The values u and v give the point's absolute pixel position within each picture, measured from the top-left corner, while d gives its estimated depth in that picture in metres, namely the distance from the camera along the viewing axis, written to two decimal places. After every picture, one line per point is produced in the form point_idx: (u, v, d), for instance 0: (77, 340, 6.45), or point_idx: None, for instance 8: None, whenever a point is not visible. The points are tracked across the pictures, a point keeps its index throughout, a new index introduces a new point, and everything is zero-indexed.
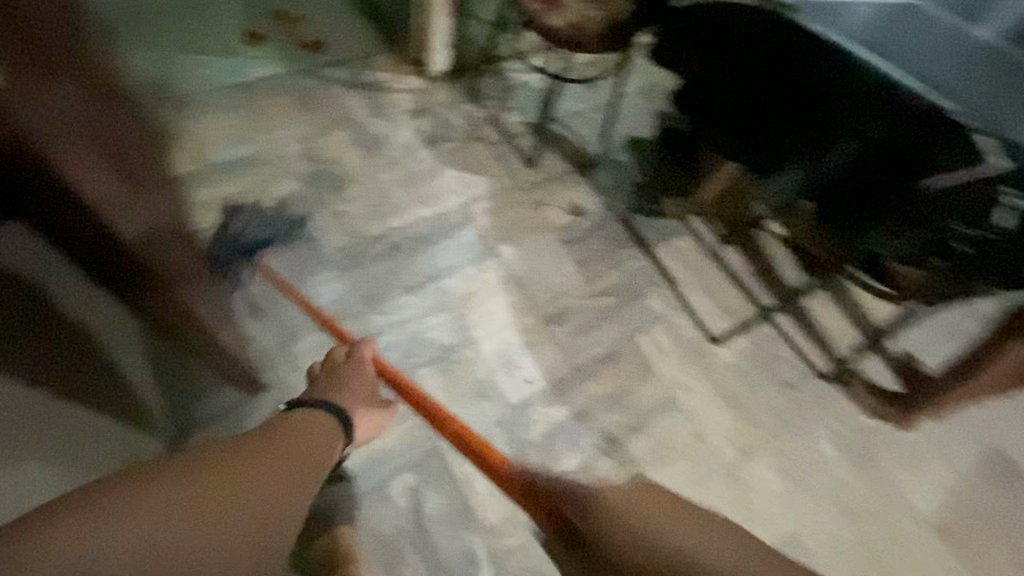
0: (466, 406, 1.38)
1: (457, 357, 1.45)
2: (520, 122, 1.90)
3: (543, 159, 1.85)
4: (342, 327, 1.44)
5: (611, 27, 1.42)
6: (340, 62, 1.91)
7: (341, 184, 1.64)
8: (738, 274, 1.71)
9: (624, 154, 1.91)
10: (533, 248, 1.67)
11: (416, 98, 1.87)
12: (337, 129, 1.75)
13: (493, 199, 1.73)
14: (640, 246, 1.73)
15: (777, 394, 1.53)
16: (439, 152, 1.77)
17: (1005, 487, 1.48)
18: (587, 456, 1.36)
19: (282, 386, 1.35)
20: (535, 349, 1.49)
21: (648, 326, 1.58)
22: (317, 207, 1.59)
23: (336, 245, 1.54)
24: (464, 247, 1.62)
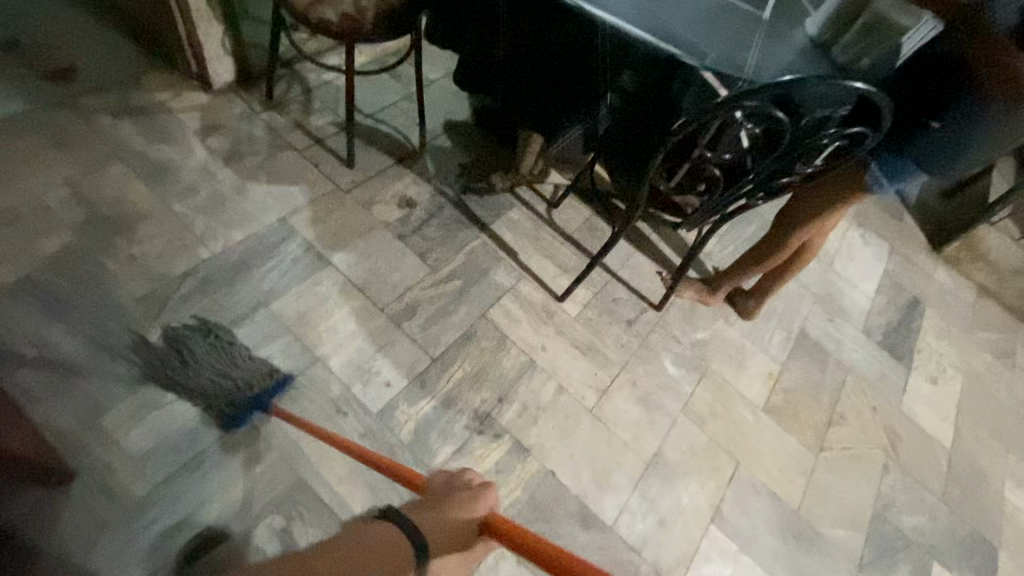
0: (327, 428, 1.32)
1: (305, 380, 1.37)
2: (330, 122, 1.82)
3: (361, 156, 1.79)
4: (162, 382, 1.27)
5: (388, 13, 1.39)
6: (100, 87, 1.66)
7: (128, 224, 1.45)
8: (571, 233, 1.84)
9: (444, 138, 1.92)
10: (367, 248, 1.61)
11: (205, 114, 1.70)
12: (112, 163, 1.53)
13: (314, 207, 1.64)
14: (477, 225, 1.78)
15: (623, 331, 1.68)
16: (244, 168, 1.64)
17: (809, 360, 1.83)
18: (461, 440, 1.38)
19: (97, 467, 1.16)
20: (389, 350, 1.47)
21: (497, 301, 1.64)
22: (103, 255, 1.38)
23: (136, 293, 1.36)
24: (291, 264, 1.52)
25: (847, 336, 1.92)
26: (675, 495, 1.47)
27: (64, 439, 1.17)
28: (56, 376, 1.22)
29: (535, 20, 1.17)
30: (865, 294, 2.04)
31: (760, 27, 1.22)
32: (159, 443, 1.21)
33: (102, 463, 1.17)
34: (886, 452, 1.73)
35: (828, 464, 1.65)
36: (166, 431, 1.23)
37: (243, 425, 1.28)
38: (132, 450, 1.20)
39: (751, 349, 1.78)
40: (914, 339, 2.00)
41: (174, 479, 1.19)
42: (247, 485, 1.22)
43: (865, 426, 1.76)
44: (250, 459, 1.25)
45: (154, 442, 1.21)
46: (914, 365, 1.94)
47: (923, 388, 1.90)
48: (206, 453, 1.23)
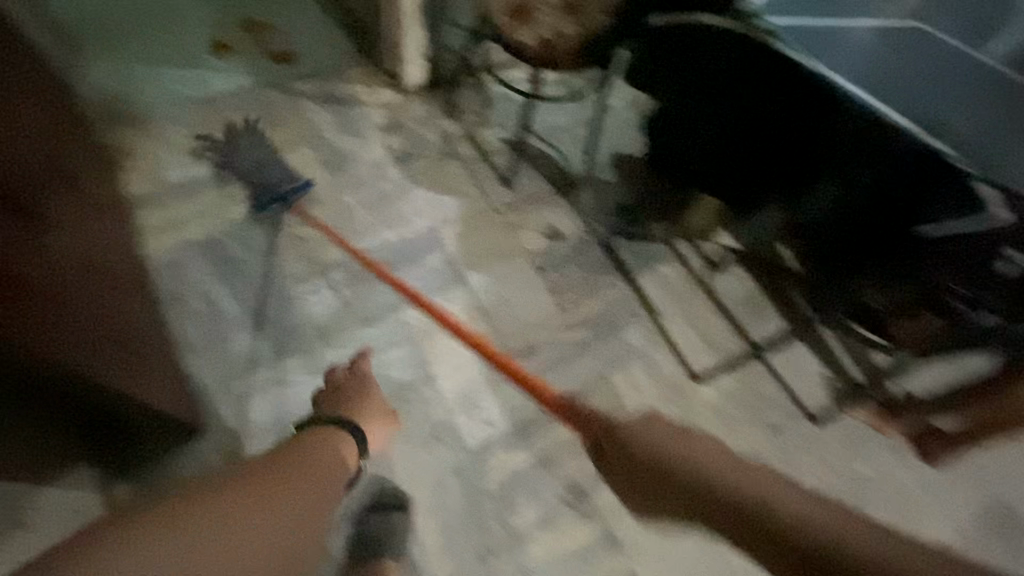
0: (422, 451, 1.29)
1: (413, 396, 1.35)
2: (498, 138, 1.80)
3: (521, 178, 1.75)
4: (293, 362, 1.35)
5: (589, 44, 1.31)
6: (312, 73, 1.82)
7: (302, 204, 1.56)
8: (727, 305, 1.61)
9: (610, 172, 1.80)
10: (503, 275, 1.57)
11: (390, 112, 1.78)
12: (303, 147, 1.67)
13: (464, 221, 1.63)
14: (621, 273, 1.63)
15: (761, 438, 1.43)
16: (410, 171, 1.68)
17: (1010, 545, 1.41)
18: (549, 508, 1.27)
19: (223, 427, 1.27)
20: (499, 388, 1.40)
21: (624, 363, 1.49)
22: (276, 230, 1.51)
23: (293, 272, 1.46)
24: (429, 275, 1.52)
25: None
26: None
27: (205, 393, 1.29)
28: (213, 333, 1.36)
29: (766, 82, 0.97)
30: None
31: None
32: (276, 420, 1.29)
33: (229, 423, 1.27)
34: None
35: None
36: (286, 411, 1.30)
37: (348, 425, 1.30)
38: (254, 420, 1.28)
39: (928, 506, 1.42)
40: None
41: None
42: None
43: None
44: None
45: (273, 419, 1.29)
46: None
47: None
48: None
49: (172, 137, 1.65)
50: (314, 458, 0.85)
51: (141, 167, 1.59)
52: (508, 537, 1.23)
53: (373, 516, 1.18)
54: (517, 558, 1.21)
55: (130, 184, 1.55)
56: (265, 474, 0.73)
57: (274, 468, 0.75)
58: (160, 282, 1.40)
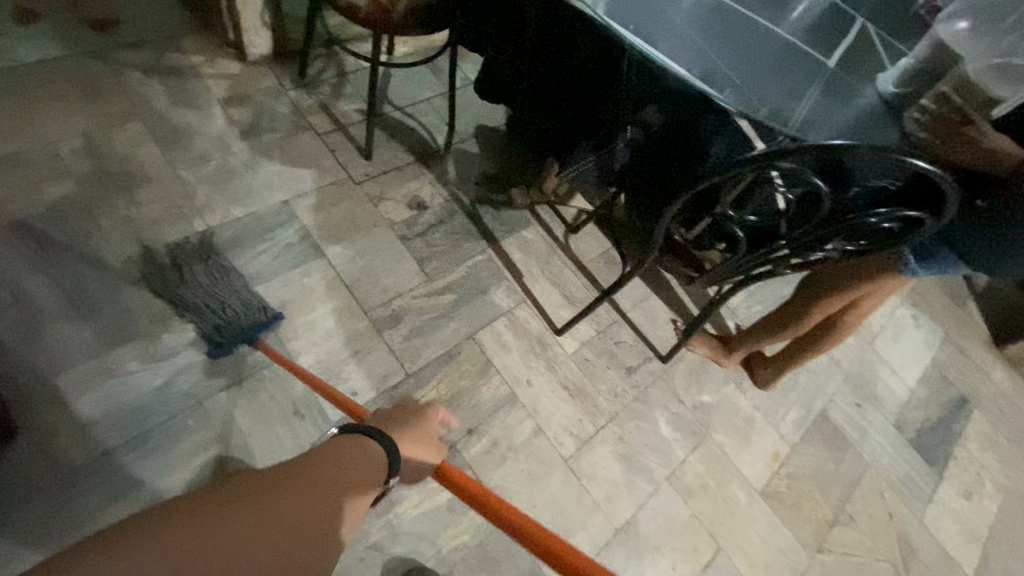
0: (281, 427, 1.26)
1: (270, 373, 1.30)
2: (356, 110, 1.76)
3: (381, 150, 1.73)
4: (129, 349, 1.24)
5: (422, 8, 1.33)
6: (139, 43, 1.67)
7: (132, 183, 1.43)
8: (585, 263, 1.72)
9: (472, 143, 1.84)
10: (365, 246, 1.55)
11: (234, 84, 1.68)
12: (131, 121, 1.52)
13: (321, 195, 1.58)
14: (486, 238, 1.68)
15: (619, 379, 1.55)
16: (259, 145, 1.60)
17: (825, 447, 1.66)
18: None
19: (39, 427, 1.13)
20: (363, 357, 1.39)
21: (491, 323, 1.54)
22: (100, 211, 1.37)
23: (123, 255, 1.34)
24: (283, 250, 1.47)
25: (874, 426, 1.73)
26: (639, 571, 1.34)
27: (15, 393, 1.15)
28: (23, 326, 1.21)
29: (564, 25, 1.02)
30: (906, 384, 1.83)
31: (816, 77, 1.08)
32: (107, 414, 1.18)
33: (49, 421, 1.14)
34: (894, 567, 1.54)
35: (825, 568, 1.49)
36: (118, 402, 1.19)
37: (196, 410, 1.23)
38: (82, 416, 1.17)
39: (759, 423, 1.63)
40: (952, 444, 1.79)
41: (115, 453, 1.15)
42: (188, 473, 1.17)
43: (876, 534, 1.57)
44: (196, 446, 1.20)
45: (105, 411, 1.18)
46: (947, 474, 1.74)
47: (952, 501, 1.70)
48: (153, 432, 1.19)
49: None
50: (336, 466, 0.68)
51: None
52: (376, 500, 1.23)
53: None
54: (386, 520, 1.22)
55: None
56: (273, 492, 0.59)
57: (281, 487, 0.60)
58: None
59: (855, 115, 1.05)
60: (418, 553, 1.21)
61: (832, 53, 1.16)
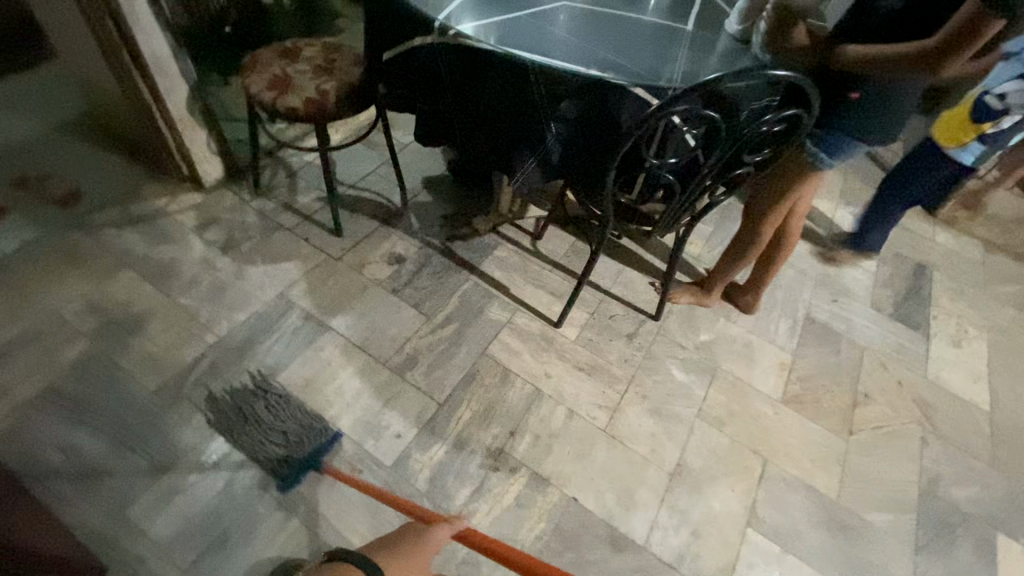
0: (344, 487, 1.34)
1: (318, 443, 1.40)
2: (315, 199, 1.94)
3: (348, 224, 1.89)
4: (184, 465, 1.33)
5: (350, 92, 1.52)
6: (105, 204, 1.81)
7: (139, 323, 1.54)
8: (557, 260, 1.89)
9: (424, 194, 2.03)
10: (363, 309, 1.69)
11: (201, 212, 1.83)
12: (121, 271, 1.65)
13: (309, 279, 1.72)
14: (466, 268, 1.84)
15: (624, 346, 1.69)
16: (240, 255, 1.74)
17: (821, 344, 1.81)
18: (477, 480, 1.38)
19: (127, 559, 1.20)
20: (395, 403, 1.50)
21: (496, 336, 1.67)
22: (120, 355, 1.48)
23: (151, 385, 1.43)
24: (291, 336, 1.59)
25: (856, 313, 1.91)
26: (704, 504, 1.45)
27: (97, 538, 1.22)
28: (83, 477, 1.29)
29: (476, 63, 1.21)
30: (867, 269, 2.03)
31: (683, 41, 1.31)
32: (185, 529, 1.25)
33: (131, 552, 1.21)
34: (922, 425, 1.68)
35: (862, 447, 1.62)
36: (192, 515, 1.27)
37: (263, 496, 1.31)
38: (160, 537, 1.24)
39: (757, 342, 1.78)
40: (928, 306, 1.98)
41: (199, 563, 1.22)
42: (273, 553, 1.24)
43: (893, 402, 1.72)
44: (273, 529, 1.27)
45: (180, 527, 1.25)
46: (933, 331, 1.91)
47: (949, 353, 1.86)
48: (230, 531, 1.26)
49: None
50: None
51: None
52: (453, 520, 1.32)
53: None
54: None
55: None
56: None
57: None
58: (3, 454, 1.30)
59: (714, 62, 1.26)
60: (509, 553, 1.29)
61: (689, 20, 1.40)
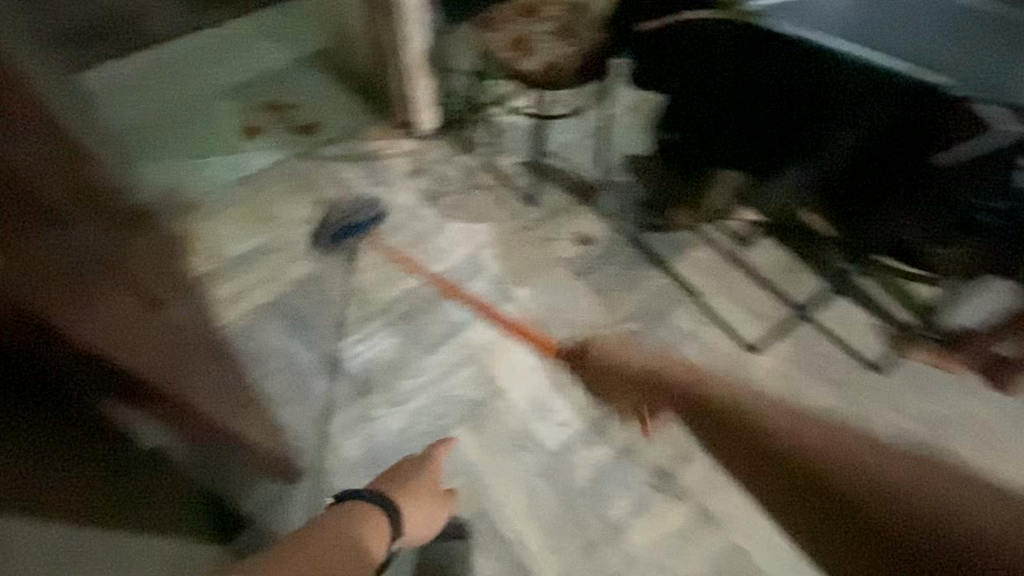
0: (506, 461, 1.36)
1: (488, 411, 1.42)
2: (516, 162, 1.92)
3: (542, 194, 1.85)
4: (373, 399, 1.44)
5: (588, 61, 1.43)
6: (335, 138, 1.98)
7: (351, 256, 1.68)
8: (763, 275, 1.66)
9: (624, 173, 1.90)
10: (546, 285, 1.65)
11: (413, 159, 1.92)
12: (342, 204, 1.80)
13: (499, 244, 1.73)
14: (657, 264, 1.71)
15: (828, 394, 1.46)
16: (441, 208, 1.80)
17: None
18: (638, 495, 1.31)
19: (320, 469, 1.36)
20: (565, 391, 1.46)
21: (679, 346, 1.54)
22: (334, 282, 1.63)
23: (354, 317, 1.57)
24: (477, 298, 1.62)
25: None
26: None
27: (299, 442, 1.39)
28: (295, 386, 1.46)
29: (763, 48, 1.04)
30: None
31: None
32: (367, 456, 1.37)
33: (324, 464, 1.36)
34: None
35: None
36: (374, 446, 1.38)
37: (433, 447, 1.38)
38: (347, 457, 1.37)
39: (1009, 432, 1.41)
40: None
41: None
42: None
43: None
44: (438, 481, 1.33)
45: (364, 454, 1.37)
46: None
47: None
48: (403, 471, 1.34)
49: (223, 217, 1.79)
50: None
51: (203, 249, 1.72)
52: (607, 529, 1.27)
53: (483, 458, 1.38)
54: (620, 547, 1.25)
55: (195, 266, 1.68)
56: None
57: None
58: (239, 347, 1.52)
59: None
60: None
61: None
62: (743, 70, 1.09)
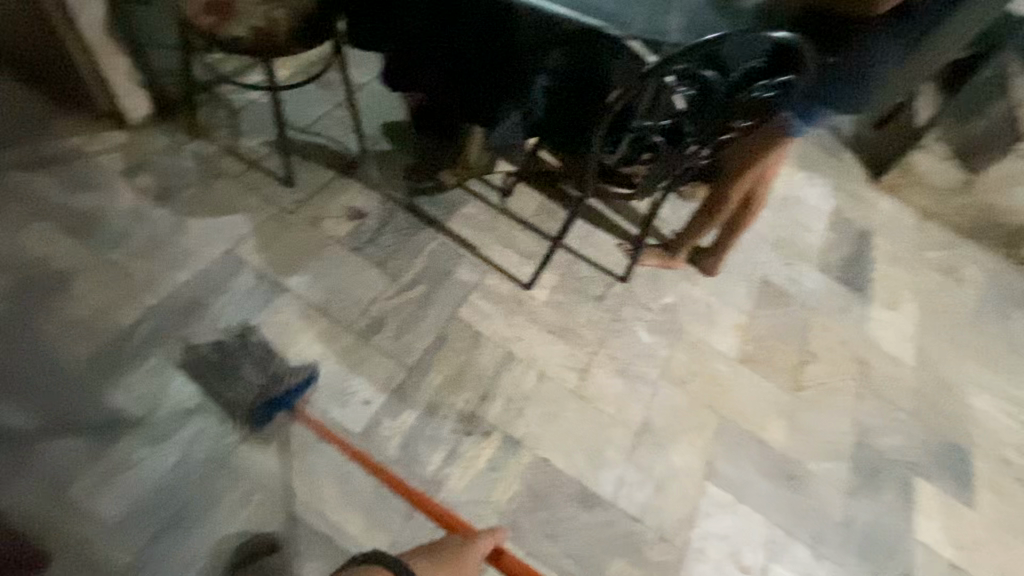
0: (311, 457, 1.29)
1: (280, 412, 1.32)
2: (261, 143, 1.74)
3: (300, 173, 1.72)
4: (131, 442, 1.22)
5: (303, 22, 1.33)
6: (4, 141, 1.55)
7: (62, 282, 1.36)
8: (527, 218, 1.83)
9: (384, 141, 1.88)
10: (323, 268, 1.57)
11: (128, 154, 1.60)
12: (35, 222, 1.43)
13: (260, 234, 1.57)
14: (432, 225, 1.75)
15: (594, 309, 1.69)
16: (178, 206, 1.55)
17: (776, 307, 1.87)
18: (449, 445, 1.37)
19: (72, 543, 1.12)
20: (362, 368, 1.43)
21: (465, 299, 1.62)
22: (42, 320, 1.31)
23: (82, 353, 1.29)
24: (244, 298, 1.46)
25: (805, 276, 1.96)
26: (667, 460, 1.51)
27: (33, 520, 1.12)
28: (13, 456, 1.17)
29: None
30: (819, 233, 2.08)
31: None
32: (139, 506, 1.17)
33: (76, 535, 1.13)
34: (859, 384, 1.80)
35: (807, 403, 1.72)
36: (146, 493, 1.19)
37: (222, 470, 1.24)
38: (107, 517, 1.15)
39: (718, 304, 1.81)
40: (873, 269, 2.05)
41: (155, 542, 1.15)
42: (238, 530, 1.19)
43: (837, 361, 1.82)
44: (236, 502, 1.21)
45: (131, 506, 1.17)
46: (876, 294, 1.99)
47: (889, 315, 1.96)
48: (188, 508, 1.19)
49: None
50: None
51: None
52: (425, 486, 1.31)
53: (256, 446, 1.28)
54: (440, 499, 1.30)
55: None
56: None
57: None
58: None
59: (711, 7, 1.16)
60: (481, 516, 1.31)
61: None
62: (445, 19, 1.09)
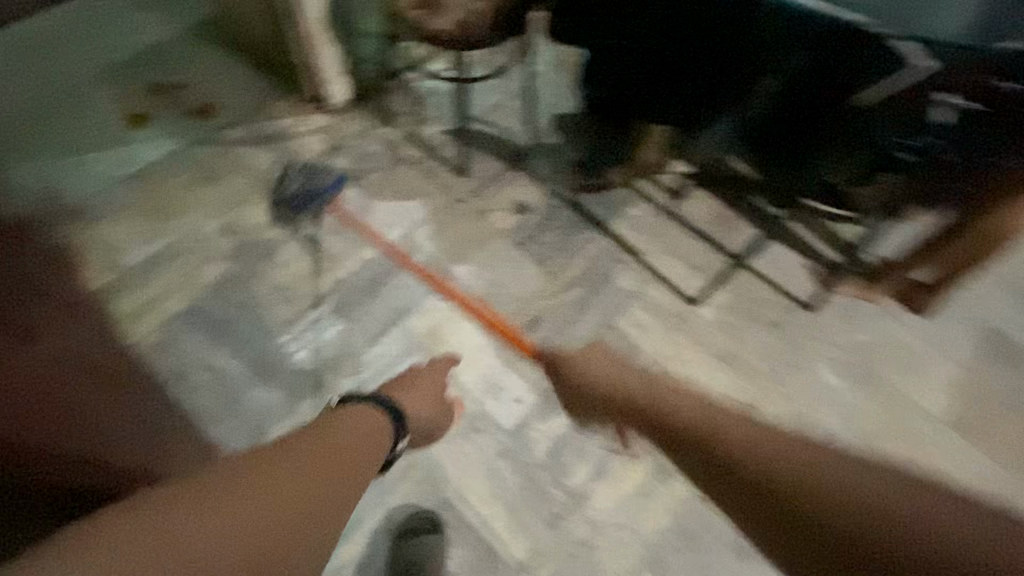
0: (463, 446, 1.33)
1: (439, 397, 1.38)
2: (440, 131, 1.80)
3: (473, 163, 1.76)
4: (313, 402, 1.36)
5: (505, 15, 1.32)
6: (236, 119, 1.79)
7: (272, 250, 1.55)
8: (699, 227, 1.68)
9: (554, 134, 1.84)
10: (487, 259, 1.59)
11: (328, 136, 1.76)
12: (255, 194, 1.64)
13: (433, 220, 1.64)
14: (595, 226, 1.68)
15: (769, 337, 1.51)
16: (365, 188, 1.67)
17: (1006, 365, 1.51)
18: (598, 461, 1.32)
19: None
20: (516, 366, 1.44)
21: (624, 307, 1.54)
22: (254, 281, 1.50)
23: (283, 316, 1.46)
24: (415, 280, 1.53)
25: None
26: None
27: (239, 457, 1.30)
28: (227, 398, 1.36)
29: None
30: None
31: None
32: None
33: None
34: None
35: None
36: None
37: None
38: None
39: (926, 352, 1.52)
40: None
41: None
42: (396, 502, 1.26)
43: None
44: (396, 475, 1.29)
45: None
46: None
47: None
48: None
49: (115, 219, 1.60)
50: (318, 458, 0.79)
51: (95, 259, 1.53)
52: (569, 498, 1.28)
53: (416, 426, 1.34)
54: (583, 515, 1.26)
55: (89, 279, 1.49)
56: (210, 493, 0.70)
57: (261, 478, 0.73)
58: (156, 365, 1.38)
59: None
60: (624, 543, 1.24)
61: None
62: (665, 12, 1.00)
